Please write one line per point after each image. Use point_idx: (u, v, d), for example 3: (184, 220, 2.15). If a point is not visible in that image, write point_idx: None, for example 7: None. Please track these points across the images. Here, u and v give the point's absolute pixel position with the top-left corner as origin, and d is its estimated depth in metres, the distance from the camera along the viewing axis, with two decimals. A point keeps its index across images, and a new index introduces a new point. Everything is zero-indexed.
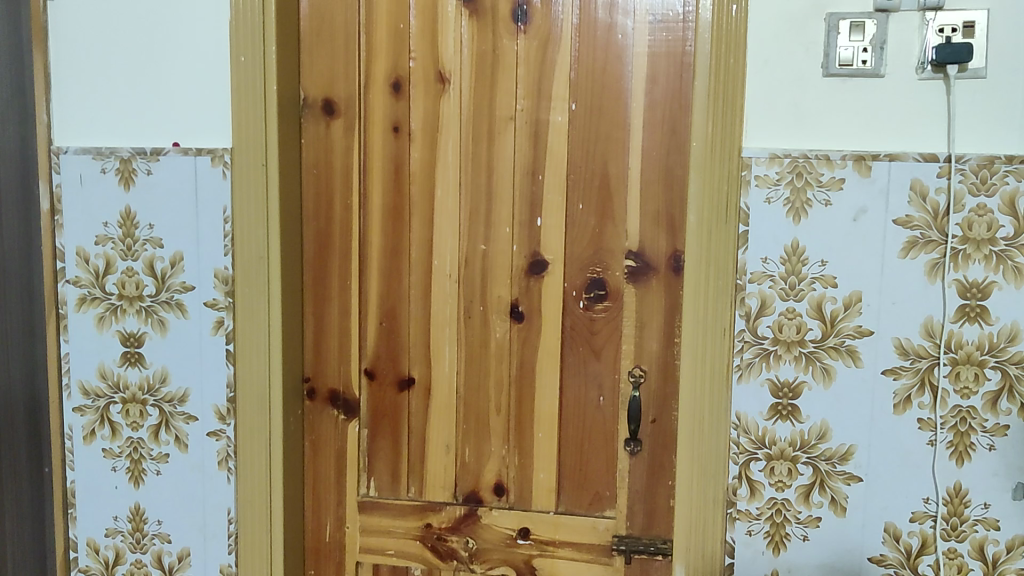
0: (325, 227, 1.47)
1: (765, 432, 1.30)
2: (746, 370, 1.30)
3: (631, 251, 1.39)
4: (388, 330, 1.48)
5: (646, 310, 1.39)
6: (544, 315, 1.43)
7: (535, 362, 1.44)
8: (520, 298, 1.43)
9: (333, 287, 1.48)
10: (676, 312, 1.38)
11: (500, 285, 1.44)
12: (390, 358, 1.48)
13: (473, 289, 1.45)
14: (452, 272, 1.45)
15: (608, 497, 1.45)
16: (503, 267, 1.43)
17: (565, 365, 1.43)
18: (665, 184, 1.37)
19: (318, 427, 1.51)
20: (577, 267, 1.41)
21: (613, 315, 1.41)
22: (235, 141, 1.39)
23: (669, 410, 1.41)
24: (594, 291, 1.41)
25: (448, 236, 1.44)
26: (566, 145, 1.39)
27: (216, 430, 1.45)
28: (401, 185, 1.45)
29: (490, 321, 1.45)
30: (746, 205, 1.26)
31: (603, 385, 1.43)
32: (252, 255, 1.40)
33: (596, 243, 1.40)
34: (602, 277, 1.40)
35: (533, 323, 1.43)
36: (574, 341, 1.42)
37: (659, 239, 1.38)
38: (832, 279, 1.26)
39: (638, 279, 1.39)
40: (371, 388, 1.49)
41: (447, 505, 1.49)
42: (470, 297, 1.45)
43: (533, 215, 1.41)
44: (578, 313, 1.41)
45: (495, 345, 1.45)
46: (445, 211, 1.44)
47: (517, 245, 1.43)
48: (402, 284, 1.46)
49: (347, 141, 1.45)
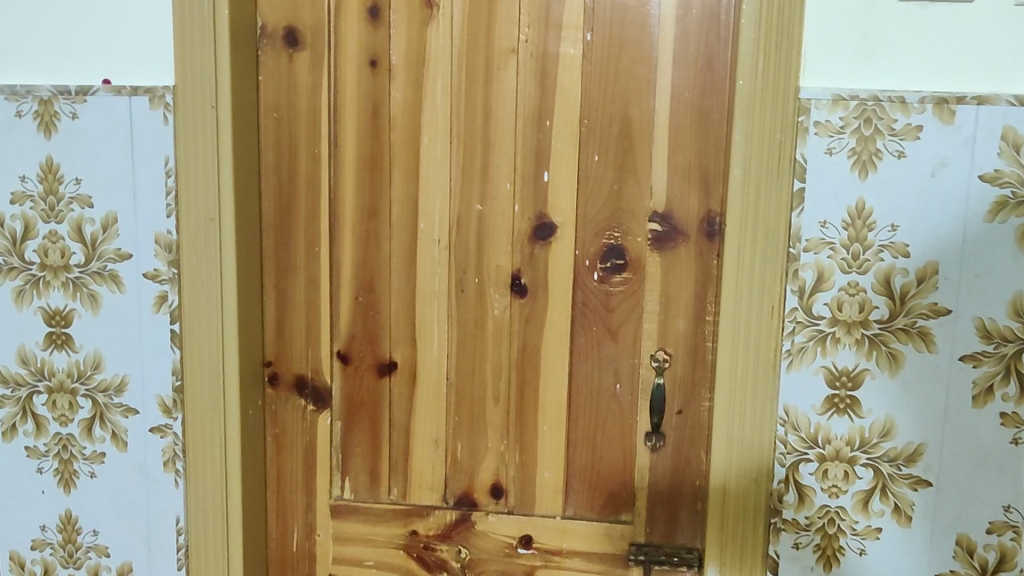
0: (289, 182, 1.23)
1: (818, 429, 1.09)
2: (797, 357, 1.08)
3: (655, 213, 1.17)
4: (364, 305, 1.25)
5: (673, 283, 1.18)
6: (551, 288, 1.21)
7: (539, 343, 1.22)
8: (522, 268, 1.21)
9: (298, 253, 1.25)
10: (709, 285, 1.17)
11: (499, 252, 1.21)
12: (368, 340, 1.25)
13: (466, 258, 1.22)
14: (441, 237, 1.22)
15: (624, 500, 1.23)
16: (502, 230, 1.21)
17: (575, 349, 1.22)
18: (698, 131, 1.15)
19: (282, 419, 1.28)
20: (591, 232, 1.19)
21: (634, 287, 1.19)
22: (178, 77, 1.15)
23: (696, 399, 1.20)
24: (611, 261, 1.19)
25: (437, 193, 1.21)
26: (580, 85, 1.16)
27: (160, 426, 1.22)
28: (379, 133, 1.21)
29: (486, 295, 1.22)
30: (802, 158, 1.05)
31: (620, 370, 1.21)
32: (200, 216, 1.17)
33: (614, 202, 1.18)
34: (620, 243, 1.18)
35: (538, 298, 1.21)
36: (586, 320, 1.21)
37: (690, 198, 1.16)
38: (903, 247, 1.04)
39: (664, 247, 1.18)
40: (344, 374, 1.26)
41: (435, 509, 1.27)
42: (463, 266, 1.22)
43: (539, 168, 1.19)
44: (592, 287, 1.20)
45: (492, 324, 1.23)
46: (433, 164, 1.21)
47: (519, 204, 1.20)
48: (382, 250, 1.23)
49: (313, 79, 1.21)
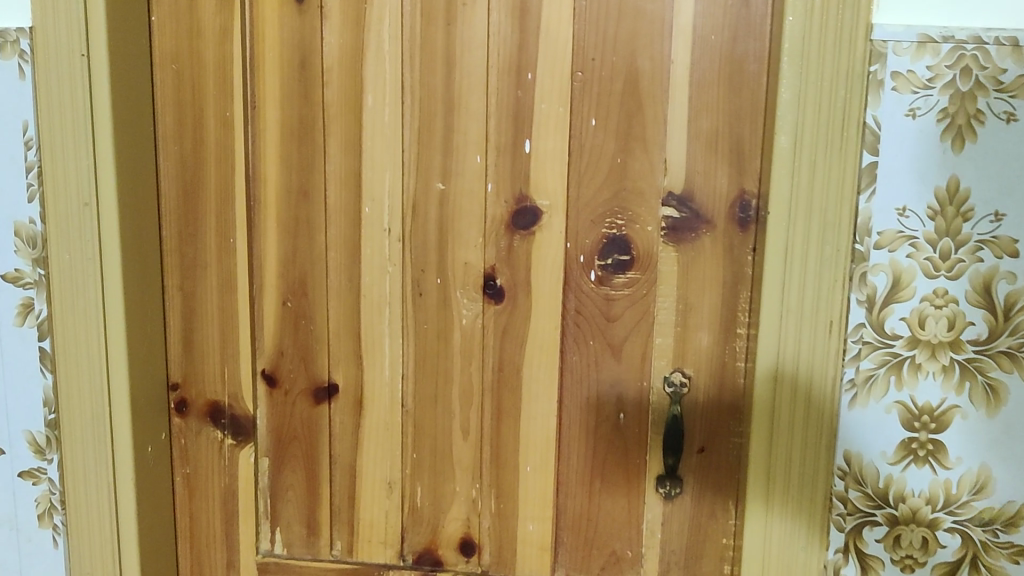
0: (194, 154, 0.95)
1: (889, 483, 0.82)
2: (863, 389, 0.81)
3: (671, 195, 0.90)
4: (295, 312, 0.97)
5: (692, 285, 0.90)
6: (536, 291, 0.93)
7: (519, 361, 0.95)
8: (498, 266, 0.94)
9: (208, 247, 0.96)
10: (741, 287, 0.90)
11: (467, 244, 0.94)
12: (300, 357, 0.98)
13: (425, 252, 0.94)
14: (392, 225, 0.94)
15: (628, 560, 0.96)
16: (472, 217, 0.93)
17: (567, 369, 0.95)
18: (727, 86, 0.86)
19: (195, 456, 1.01)
20: (587, 219, 0.91)
21: (643, 289, 0.92)
22: (35, 14, 0.86)
23: (721, 434, 0.93)
24: (613, 256, 0.92)
25: (386, 168, 0.93)
26: (572, 25, 0.88)
27: (32, 470, 0.95)
28: (309, 89, 0.93)
29: (451, 300, 0.95)
30: (874, 123, 0.77)
31: (624, 397, 0.94)
32: (71, 201, 0.89)
33: (616, 180, 0.90)
34: (624, 234, 0.91)
35: (518, 303, 0.94)
36: (581, 333, 0.94)
37: (717, 174, 0.88)
38: (1011, 244, 0.76)
39: (682, 240, 0.90)
40: (271, 400, 0.99)
41: (390, 569, 1.00)
42: (421, 263, 0.94)
43: (519, 135, 0.91)
44: (589, 290, 0.93)
45: (459, 337, 0.96)
46: (379, 131, 0.92)
47: (493, 182, 0.92)
48: (316, 242, 0.95)
49: (222, 19, 0.93)
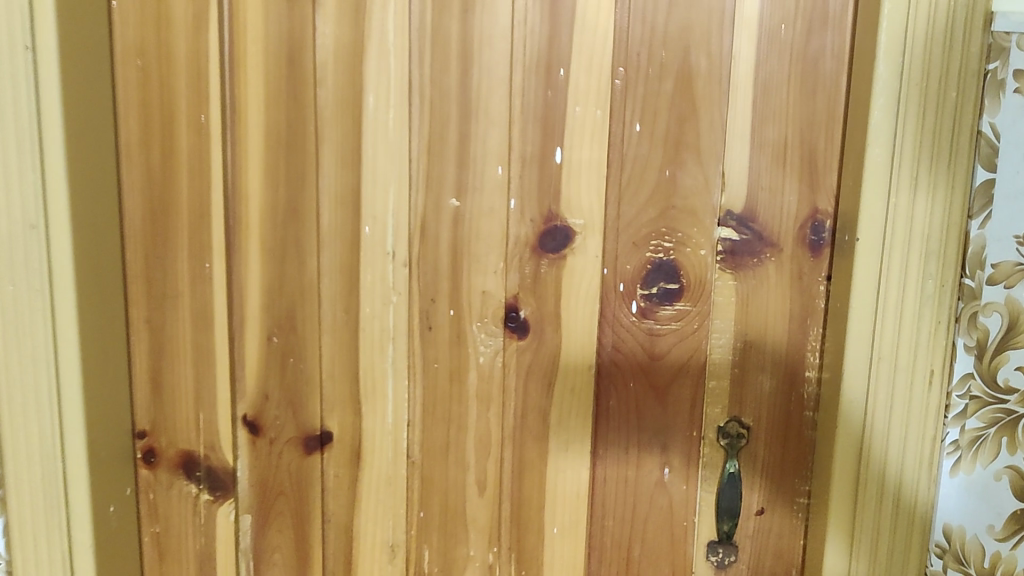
0: (162, 165, 0.80)
1: (995, 562, 0.69)
2: (969, 452, 0.68)
3: (730, 215, 0.76)
4: (282, 350, 0.83)
5: (753, 320, 0.77)
6: (568, 326, 0.79)
7: (546, 407, 0.81)
8: (522, 296, 0.80)
9: (181, 273, 0.82)
10: (811, 323, 0.77)
11: (486, 271, 0.79)
12: (288, 401, 0.84)
13: (436, 280, 0.80)
14: (396, 248, 0.80)
15: None
16: (491, 239, 0.79)
17: (603, 417, 0.81)
18: (799, 86, 0.73)
19: (164, 515, 0.86)
20: (630, 241, 0.78)
21: (694, 324, 0.78)
22: None
23: (783, 493, 0.80)
24: (659, 286, 0.78)
25: (390, 182, 0.79)
26: (613, 13, 0.74)
27: None
28: (298, 88, 0.78)
29: (466, 335, 0.81)
30: (991, 132, 0.64)
31: (670, 449, 0.80)
32: (12, 221, 0.73)
33: (665, 197, 0.77)
34: (672, 259, 0.77)
35: (546, 340, 0.80)
36: (619, 375, 0.80)
37: (785, 189, 0.75)
38: None
39: (742, 267, 0.77)
40: (254, 450, 0.85)
41: None
42: (431, 293, 0.80)
43: (548, 142, 0.77)
44: (629, 324, 0.79)
45: (475, 380, 0.81)
46: (382, 138, 0.78)
47: (517, 199, 0.78)
48: (306, 269, 0.81)
49: (195, 5, 0.78)
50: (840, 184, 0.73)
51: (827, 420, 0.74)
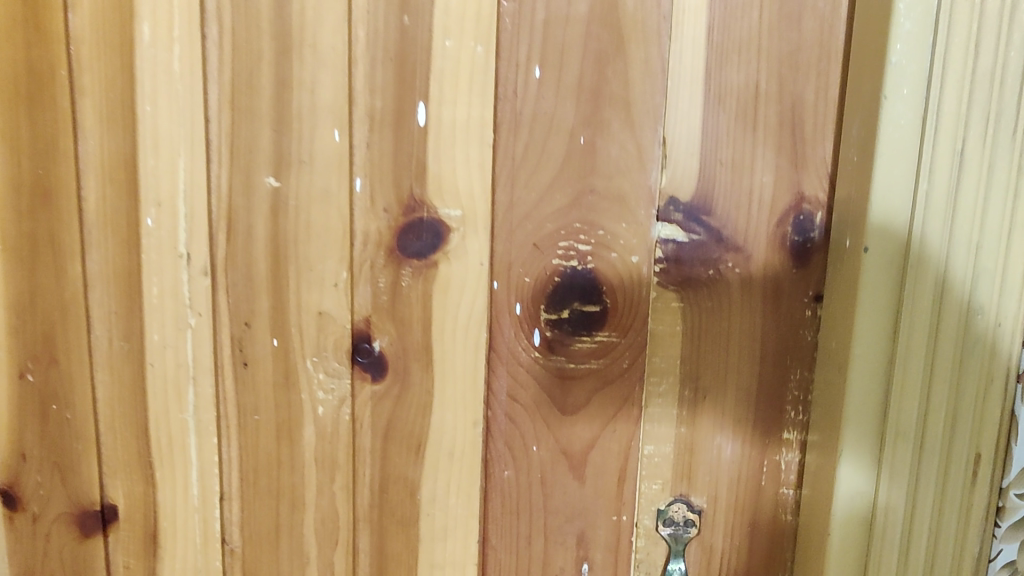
0: None
1: None
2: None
3: (673, 204, 0.51)
4: (40, 391, 0.58)
5: (707, 359, 0.52)
6: (441, 363, 0.55)
7: (414, 478, 0.56)
8: (376, 322, 0.55)
9: None
10: (792, 363, 0.52)
11: (322, 285, 0.54)
12: (53, 463, 0.59)
13: (251, 296, 0.55)
14: (192, 249, 0.55)
15: None
16: (329, 238, 0.54)
17: (495, 492, 0.56)
18: (776, 8, 0.48)
19: None
20: (529, 241, 0.52)
21: (623, 364, 0.53)
22: None
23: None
24: (571, 308, 0.53)
25: (178, 152, 0.54)
26: None
27: None
28: (42, 14, 0.53)
29: (298, 377, 0.56)
30: None
31: (589, 538, 0.56)
32: None
33: (579, 176, 0.51)
34: (590, 269, 0.52)
35: (412, 384, 0.55)
36: (516, 434, 0.55)
37: (755, 165, 0.50)
38: None
39: (691, 282, 0.51)
40: (12, 530, 0.60)
41: None
42: (245, 314, 0.55)
43: (405, 94, 0.51)
44: (529, 363, 0.54)
45: (312, 438, 0.57)
46: (164, 87, 0.53)
47: (364, 179, 0.53)
48: (68, 276, 0.56)
49: None
50: (840, 154, 0.49)
51: (817, 516, 0.50)
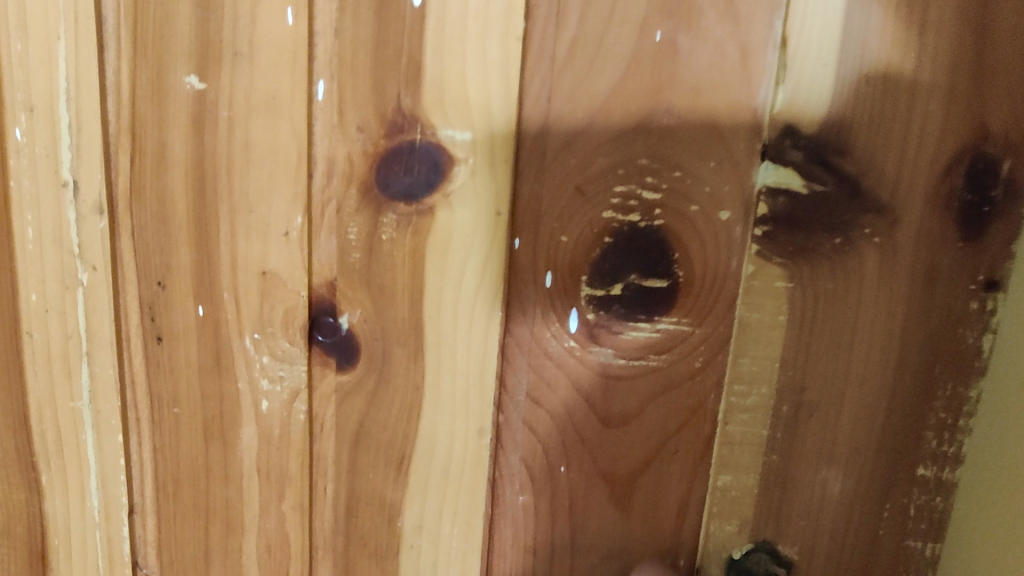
0: None
1: None
2: None
3: (793, 138, 0.34)
4: None
5: (821, 362, 0.36)
6: (436, 349, 0.39)
7: (394, 499, 0.41)
8: (344, 288, 0.38)
9: None
10: (943, 374, 0.36)
11: (268, 233, 0.38)
12: None
13: (166, 244, 0.38)
14: (80, 176, 0.38)
15: None
16: (278, 167, 0.37)
17: (506, 524, 0.41)
18: None
19: None
20: (570, 182, 0.36)
21: (695, 363, 0.37)
22: None
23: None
24: (626, 281, 0.37)
25: (57, 34, 0.36)
26: None
27: None
28: None
29: (233, 359, 0.40)
30: None
31: None
32: None
33: (650, 88, 0.34)
34: (658, 227, 0.36)
35: (393, 376, 0.39)
36: (539, 450, 0.40)
37: (922, 84, 0.33)
38: None
39: (808, 252, 0.35)
40: None
41: None
42: (158, 271, 0.39)
43: None
44: (563, 355, 0.38)
45: (253, 441, 0.41)
46: None
47: (330, 83, 0.36)
48: None
49: None
50: None
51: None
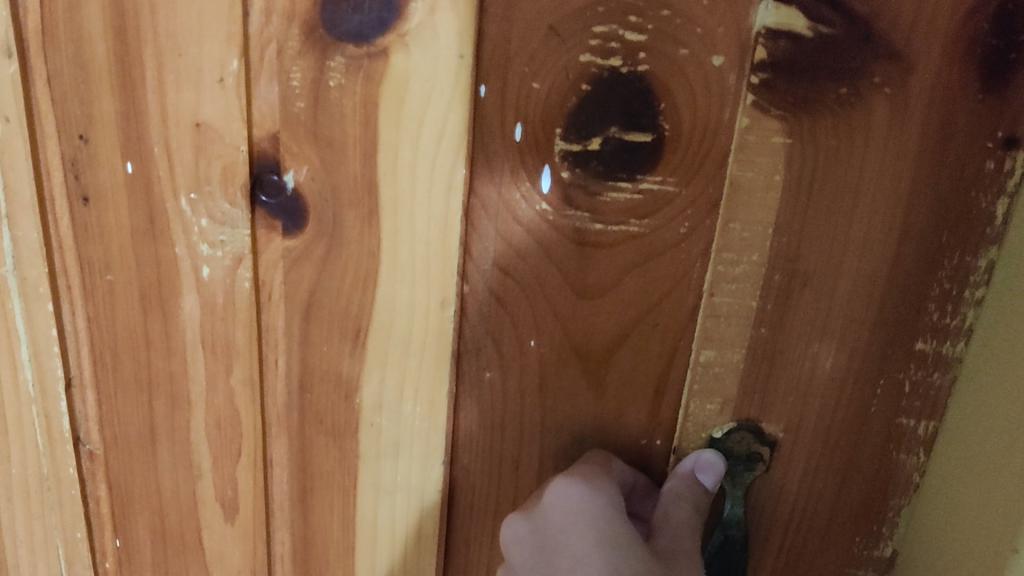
0: None
1: None
2: None
3: None
4: None
5: (819, 227, 0.33)
6: (392, 212, 0.35)
7: (350, 373, 0.38)
8: (289, 143, 0.34)
9: None
10: (951, 241, 0.33)
11: (200, 80, 0.33)
12: None
13: (85, 92, 0.34)
14: None
15: None
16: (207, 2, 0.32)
17: (471, 400, 0.38)
18: None
19: None
20: (543, 22, 0.31)
21: (681, 229, 0.34)
22: None
23: (820, 567, 0.39)
24: (605, 136, 0.33)
25: None
26: None
27: None
28: None
29: (170, 222, 0.36)
30: None
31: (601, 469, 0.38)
32: None
33: None
34: (642, 76, 0.32)
35: (346, 240, 0.35)
36: (506, 321, 0.36)
37: None
38: None
39: (809, 104, 0.31)
40: None
41: None
42: (79, 123, 0.35)
43: None
44: (533, 218, 0.34)
45: (195, 311, 0.38)
46: None
47: None
48: None
49: None
50: None
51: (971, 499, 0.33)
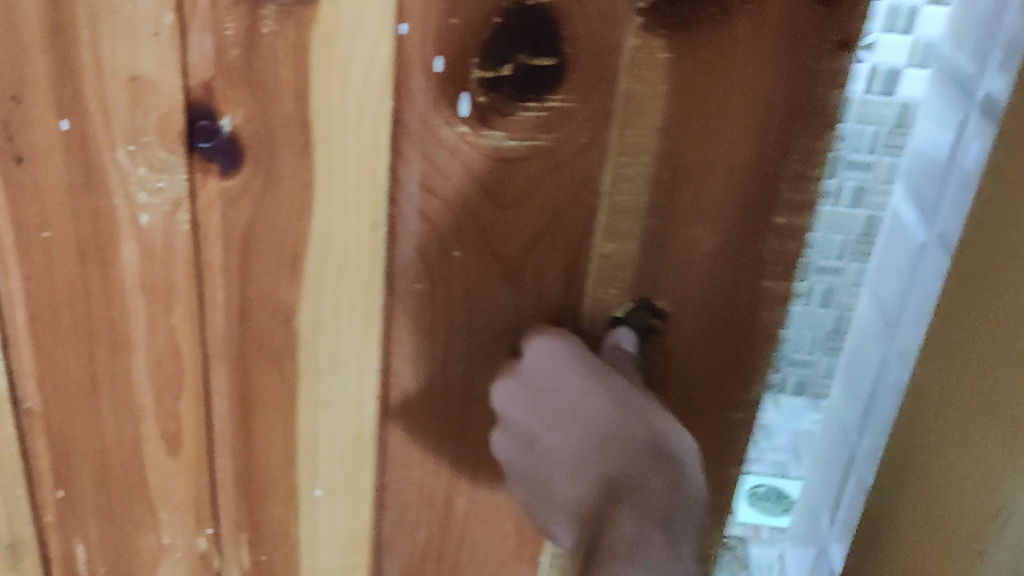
0: None
1: None
2: None
3: None
4: None
5: (697, 127, 0.39)
6: (323, 145, 0.38)
7: (289, 299, 0.41)
8: (224, 89, 0.37)
9: None
10: (801, 131, 0.39)
11: (134, 36, 0.35)
12: None
13: (17, 55, 0.36)
14: None
15: None
16: None
17: (402, 311, 0.42)
18: None
19: None
20: None
21: (582, 139, 0.39)
22: None
23: (706, 419, 0.46)
24: (516, 62, 0.37)
25: None
26: None
27: None
28: None
29: (108, 174, 0.38)
30: None
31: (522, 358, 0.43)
32: None
33: None
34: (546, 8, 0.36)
35: (281, 175, 0.38)
36: (434, 235, 0.41)
37: None
38: None
39: (687, 24, 0.37)
40: None
41: None
42: (11, 85, 0.36)
43: None
44: (455, 140, 0.39)
45: (135, 258, 0.40)
46: None
47: None
48: None
49: None
50: None
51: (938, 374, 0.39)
